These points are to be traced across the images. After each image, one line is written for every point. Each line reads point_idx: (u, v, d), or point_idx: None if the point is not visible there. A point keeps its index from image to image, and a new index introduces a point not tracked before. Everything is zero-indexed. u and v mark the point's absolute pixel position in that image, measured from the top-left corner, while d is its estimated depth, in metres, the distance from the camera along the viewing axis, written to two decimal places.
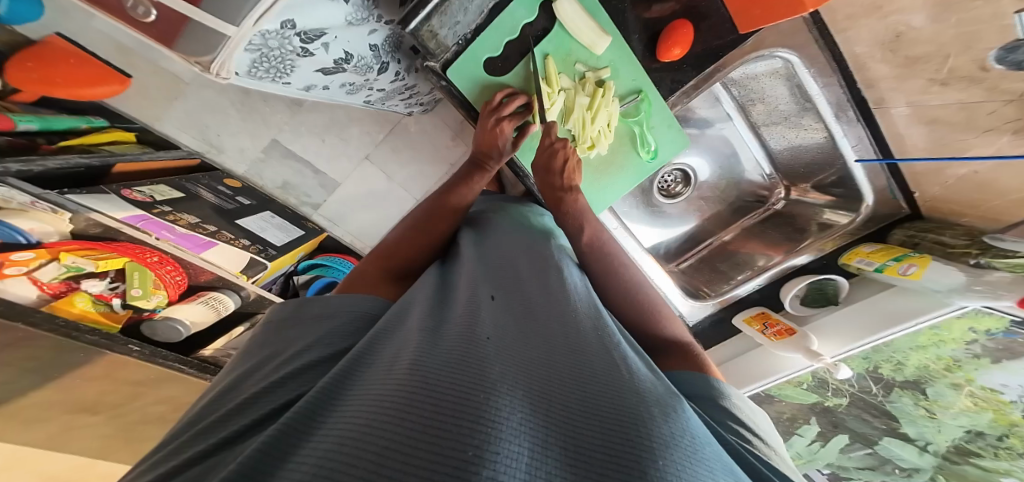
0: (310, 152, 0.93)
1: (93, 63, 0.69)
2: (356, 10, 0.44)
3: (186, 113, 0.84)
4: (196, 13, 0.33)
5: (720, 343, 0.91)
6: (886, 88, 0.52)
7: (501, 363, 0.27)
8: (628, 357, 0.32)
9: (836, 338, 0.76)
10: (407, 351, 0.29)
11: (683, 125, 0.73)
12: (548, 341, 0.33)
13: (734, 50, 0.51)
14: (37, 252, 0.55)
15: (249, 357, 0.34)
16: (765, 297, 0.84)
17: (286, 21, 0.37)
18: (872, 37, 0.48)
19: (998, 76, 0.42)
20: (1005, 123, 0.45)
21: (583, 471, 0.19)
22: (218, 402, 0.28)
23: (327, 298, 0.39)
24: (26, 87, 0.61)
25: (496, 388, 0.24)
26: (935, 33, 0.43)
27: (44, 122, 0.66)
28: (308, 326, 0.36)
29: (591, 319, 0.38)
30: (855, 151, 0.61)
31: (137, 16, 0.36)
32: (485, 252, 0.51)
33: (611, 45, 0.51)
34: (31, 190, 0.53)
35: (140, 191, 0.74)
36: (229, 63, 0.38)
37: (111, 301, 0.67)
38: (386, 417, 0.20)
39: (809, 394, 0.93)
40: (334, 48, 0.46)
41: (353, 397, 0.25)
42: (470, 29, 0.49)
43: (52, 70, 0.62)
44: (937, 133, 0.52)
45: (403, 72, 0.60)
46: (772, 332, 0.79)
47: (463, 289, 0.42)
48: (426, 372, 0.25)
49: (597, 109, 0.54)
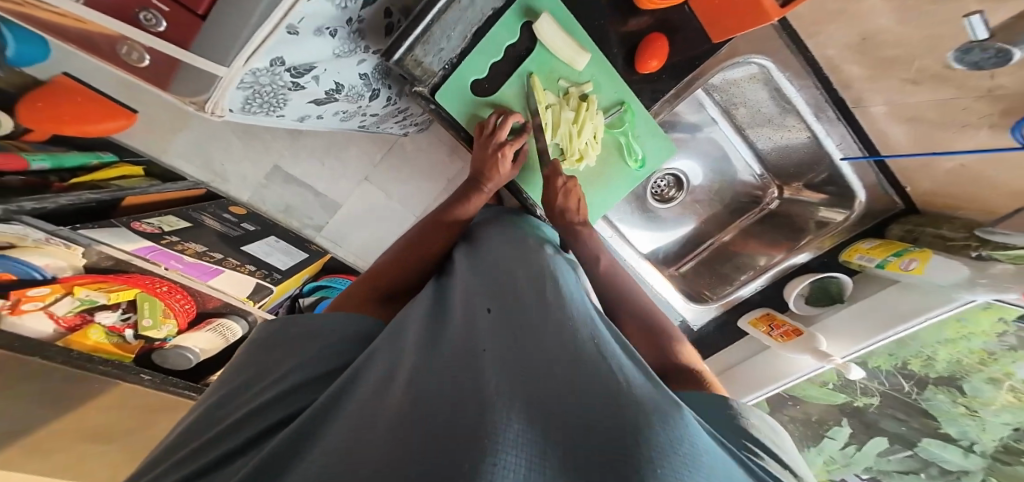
0: (311, 177, 0.96)
1: (106, 103, 0.75)
2: (343, 43, 0.45)
3: (188, 141, 0.87)
4: (186, 56, 0.35)
5: (727, 347, 0.89)
6: (864, 88, 0.52)
7: (494, 374, 0.28)
8: (625, 362, 0.32)
9: (842, 338, 0.75)
10: (401, 371, 0.30)
11: (671, 130, 0.74)
12: (543, 347, 0.33)
13: (711, 59, 0.52)
14: (51, 287, 0.58)
15: (231, 378, 0.34)
16: (768, 298, 0.83)
17: (277, 59, 0.39)
18: (841, 40, 0.48)
19: (962, 74, 0.40)
20: (979, 118, 0.42)
21: (579, 472, 0.19)
22: (202, 425, 0.29)
23: (312, 314, 0.40)
24: (38, 126, 0.69)
25: (484, 398, 0.24)
26: (903, 35, 0.42)
27: (55, 160, 0.71)
28: (295, 345, 0.36)
29: (588, 324, 0.38)
30: (840, 149, 0.61)
31: (132, 61, 0.37)
32: (480, 265, 0.52)
33: (592, 62, 0.52)
34: (45, 227, 0.58)
35: (149, 223, 0.78)
36: (223, 101, 0.41)
37: (123, 333, 0.70)
38: (380, 439, 0.21)
39: (837, 393, 0.89)
40: (324, 80, 0.48)
41: (349, 415, 0.26)
42: (455, 54, 0.50)
43: (58, 108, 0.69)
44: (915, 131, 0.51)
45: (395, 97, 0.63)
46: (779, 333, 0.78)
47: (459, 306, 0.43)
48: (421, 394, 0.25)
49: (582, 122, 0.54)
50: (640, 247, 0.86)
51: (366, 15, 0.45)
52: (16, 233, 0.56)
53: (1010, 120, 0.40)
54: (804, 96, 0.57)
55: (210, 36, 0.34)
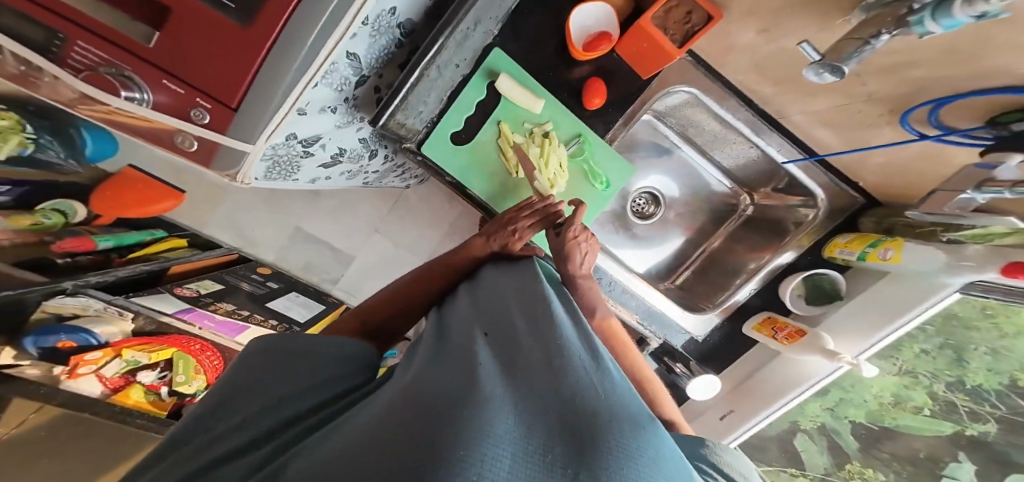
0: (326, 232, 1.09)
1: (159, 186, 0.96)
2: (343, 117, 0.57)
3: (225, 215, 1.05)
4: (222, 138, 0.45)
5: (744, 354, 0.86)
6: (778, 102, 0.55)
7: (486, 379, 0.27)
8: (620, 373, 0.31)
9: (849, 335, 0.72)
10: (398, 385, 0.30)
11: (633, 154, 0.80)
12: (535, 357, 0.31)
13: (648, 91, 0.61)
14: (104, 351, 0.68)
15: (209, 402, 0.32)
16: (768, 302, 0.82)
17: (290, 136, 0.51)
18: (746, 68, 0.53)
19: (840, 84, 0.43)
20: (878, 115, 0.43)
21: (563, 456, 0.18)
22: (181, 442, 0.28)
23: (307, 337, 0.37)
24: (104, 211, 0.91)
25: (470, 392, 0.23)
26: (779, 57, 0.46)
27: (117, 240, 0.87)
28: (290, 366, 0.35)
29: (585, 336, 0.37)
30: (781, 154, 0.65)
31: (185, 147, 0.49)
32: (479, 283, 0.52)
33: (547, 105, 0.60)
34: (104, 298, 0.72)
35: (189, 287, 0.87)
36: (250, 171, 0.51)
37: (159, 390, 0.75)
38: (368, 435, 0.20)
39: (941, 422, 0.75)
40: (329, 146, 0.60)
41: (344, 426, 0.25)
42: (434, 114, 0.60)
43: (121, 196, 0.92)
44: (824, 140, 0.55)
45: (391, 156, 0.73)
46: (784, 335, 0.76)
47: (455, 326, 0.42)
48: (414, 395, 0.25)
49: (547, 156, 0.60)
50: (638, 266, 0.89)
51: (358, 93, 0.55)
52: (81, 305, 0.70)
53: (898, 117, 0.42)
54: (731, 114, 0.61)
55: (238, 122, 0.44)
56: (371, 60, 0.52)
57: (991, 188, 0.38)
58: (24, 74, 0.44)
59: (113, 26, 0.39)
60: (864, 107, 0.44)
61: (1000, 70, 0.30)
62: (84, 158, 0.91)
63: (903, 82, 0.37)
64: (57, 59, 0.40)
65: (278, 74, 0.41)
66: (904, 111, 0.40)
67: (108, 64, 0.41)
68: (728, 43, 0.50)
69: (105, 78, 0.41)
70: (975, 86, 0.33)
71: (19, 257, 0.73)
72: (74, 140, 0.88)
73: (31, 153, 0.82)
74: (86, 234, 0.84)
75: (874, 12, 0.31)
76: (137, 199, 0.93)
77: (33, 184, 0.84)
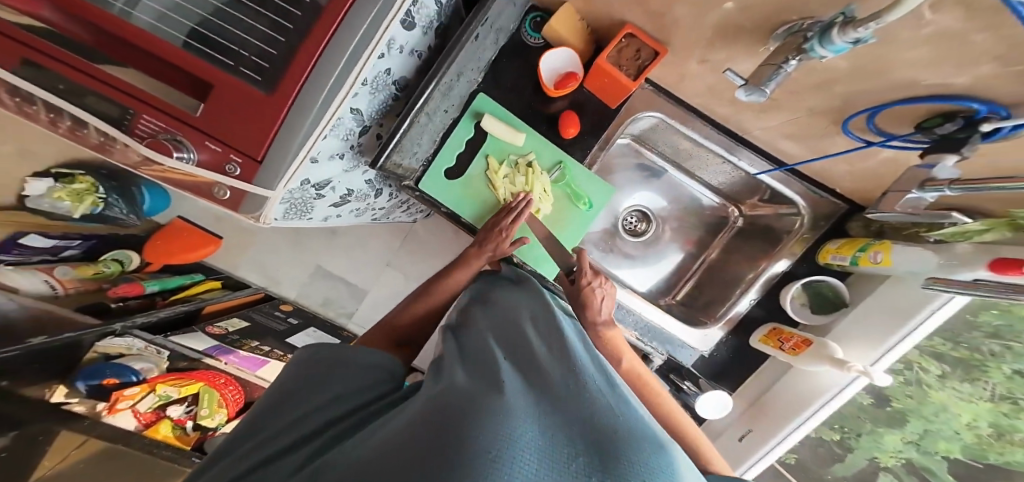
0: (342, 268, 1.17)
1: (200, 233, 1.10)
2: (350, 162, 0.65)
3: (253, 257, 1.15)
4: (250, 188, 0.53)
5: (760, 368, 0.80)
6: (735, 118, 0.59)
7: (513, 394, 0.30)
8: (629, 399, 0.33)
9: (859, 342, 0.65)
10: (425, 392, 0.33)
11: (613, 177, 0.84)
12: (557, 381, 0.34)
13: (619, 117, 0.67)
14: (141, 386, 0.75)
15: (262, 410, 0.37)
16: (770, 312, 0.78)
17: (304, 181, 0.59)
18: (701, 91, 0.59)
19: (777, 100, 0.47)
20: (815, 123, 0.48)
21: (578, 472, 0.21)
22: (235, 440, 0.34)
23: (347, 351, 0.42)
24: (155, 258, 1.06)
25: (496, 401, 0.27)
26: (719, 81, 0.52)
27: (162, 284, 1.01)
28: (327, 380, 0.39)
29: (595, 362, 0.40)
30: (752, 166, 0.67)
31: (220, 197, 0.57)
32: (490, 296, 0.57)
33: (528, 137, 0.67)
34: (146, 337, 0.81)
35: (219, 325, 0.95)
36: (270, 213, 0.59)
37: (186, 424, 0.80)
38: (406, 436, 0.24)
39: None
40: (339, 188, 0.68)
41: (380, 429, 0.29)
42: (428, 154, 0.67)
43: (168, 246, 1.06)
44: (791, 151, 0.58)
45: (394, 194, 0.82)
46: (790, 345, 0.71)
47: (473, 337, 0.45)
48: (444, 402, 0.28)
49: (531, 183, 0.66)
50: (640, 285, 0.89)
51: (362, 141, 0.64)
52: (125, 344, 0.79)
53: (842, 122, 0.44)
54: (702, 135, 0.66)
55: (262, 174, 0.53)
56: (372, 113, 0.61)
57: (933, 188, 0.39)
58: (102, 144, 0.56)
59: (165, 99, 0.51)
60: (811, 119, 0.47)
61: (906, 82, 0.34)
62: (142, 212, 1.04)
63: (834, 96, 0.41)
64: (129, 130, 0.52)
65: (295, 129, 0.50)
66: (844, 120, 0.44)
67: (167, 131, 0.51)
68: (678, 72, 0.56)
69: (163, 143, 0.51)
70: (891, 97, 0.37)
71: (79, 302, 0.89)
72: (134, 197, 1.02)
73: (100, 211, 0.95)
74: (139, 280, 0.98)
75: (788, 37, 0.36)
76: (182, 247, 1.07)
77: (99, 238, 1.01)
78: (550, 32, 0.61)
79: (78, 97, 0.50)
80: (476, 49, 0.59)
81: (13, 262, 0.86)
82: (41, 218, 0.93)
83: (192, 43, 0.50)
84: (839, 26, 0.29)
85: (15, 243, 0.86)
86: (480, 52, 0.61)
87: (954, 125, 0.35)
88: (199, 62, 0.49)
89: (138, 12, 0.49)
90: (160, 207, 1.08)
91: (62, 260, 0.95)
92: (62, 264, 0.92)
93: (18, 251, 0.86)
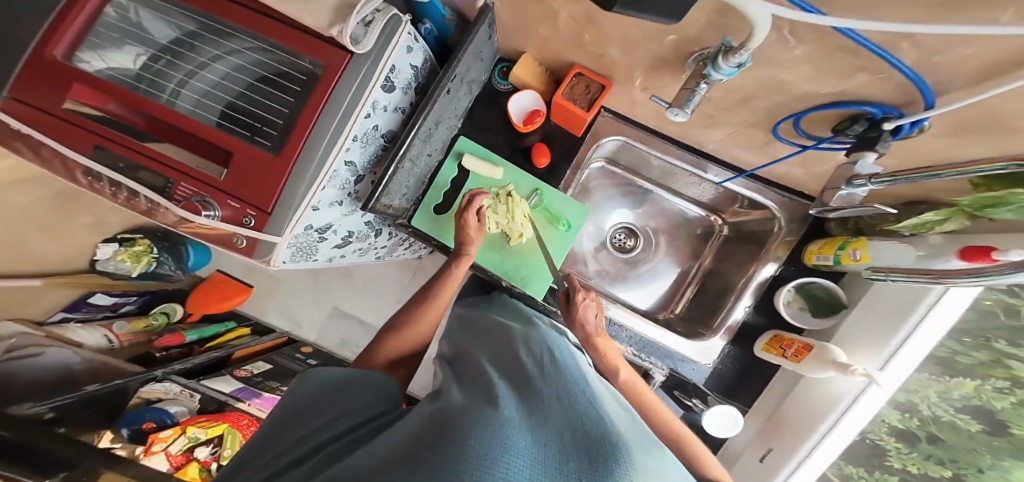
0: (356, 307, 1.23)
1: (234, 283, 1.21)
2: (348, 207, 0.73)
3: (277, 301, 1.24)
4: (261, 236, 0.60)
5: (769, 385, 0.70)
6: (692, 133, 0.63)
7: (507, 405, 0.33)
8: (613, 414, 0.36)
9: (865, 344, 0.56)
10: (422, 407, 0.36)
11: (588, 198, 0.86)
12: (547, 393, 0.37)
13: (586, 146, 0.73)
14: (173, 429, 0.81)
15: (272, 434, 0.40)
16: (770, 319, 0.71)
17: (308, 226, 0.66)
18: (656, 112, 0.64)
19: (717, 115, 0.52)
20: (755, 123, 0.52)
21: None
22: (251, 458, 0.38)
23: (351, 374, 0.45)
24: (195, 309, 1.18)
25: (489, 414, 0.30)
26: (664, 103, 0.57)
27: (199, 333, 1.11)
28: (328, 401, 0.42)
29: (582, 377, 0.43)
30: (715, 175, 0.70)
31: (240, 246, 0.64)
32: (483, 318, 0.60)
33: (506, 171, 0.73)
34: (179, 381, 0.89)
35: (245, 368, 1.01)
36: (277, 256, 0.65)
37: (212, 466, 0.84)
38: (408, 452, 0.27)
39: None
40: (340, 231, 0.76)
41: (382, 443, 0.32)
42: (416, 193, 0.75)
43: (207, 296, 1.19)
44: (746, 158, 0.64)
45: (392, 232, 0.92)
46: (792, 352, 0.62)
47: (469, 359, 0.47)
48: (441, 416, 0.31)
49: (511, 210, 0.70)
50: (640, 303, 0.85)
51: (359, 188, 0.73)
52: (163, 389, 0.87)
53: (777, 118, 0.49)
54: (661, 151, 0.71)
55: (271, 223, 0.60)
56: (365, 164, 0.70)
57: (859, 183, 0.43)
58: (149, 209, 0.66)
59: (200, 169, 0.62)
60: (750, 132, 0.55)
61: (807, 94, 0.42)
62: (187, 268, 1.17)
63: (763, 106, 0.47)
64: (167, 195, 0.62)
65: (300, 183, 0.58)
66: (775, 127, 0.51)
67: (199, 194, 0.61)
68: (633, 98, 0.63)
69: (194, 203, 0.61)
70: (811, 98, 0.42)
71: (131, 353, 1.03)
72: (181, 254, 1.15)
73: (153, 269, 1.08)
74: (181, 330, 1.10)
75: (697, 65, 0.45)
76: (219, 297, 1.19)
77: (152, 293, 1.15)
78: (515, 79, 0.70)
79: (133, 171, 0.62)
80: (451, 101, 0.67)
81: (79, 318, 1.01)
82: (106, 278, 1.04)
83: (220, 122, 0.62)
84: (722, 54, 0.37)
85: (85, 302, 1.00)
86: (456, 103, 0.69)
87: (862, 126, 0.41)
88: (226, 138, 0.60)
89: (180, 101, 0.62)
90: (201, 262, 1.20)
91: (121, 315, 1.10)
92: (121, 320, 1.06)
93: (86, 309, 1.01)
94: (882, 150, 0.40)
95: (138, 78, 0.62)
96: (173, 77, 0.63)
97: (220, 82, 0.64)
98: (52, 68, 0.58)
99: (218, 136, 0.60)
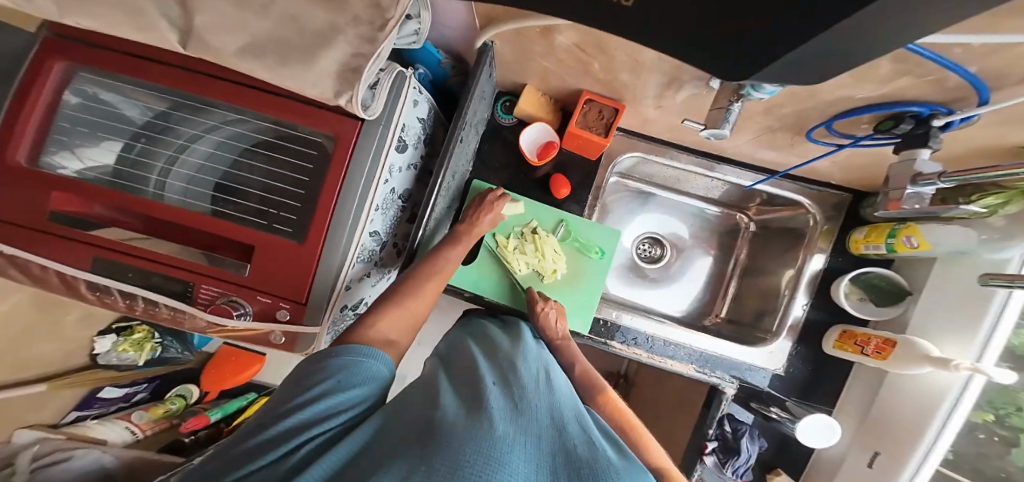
0: None
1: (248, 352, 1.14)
2: (375, 275, 0.71)
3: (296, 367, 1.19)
4: (301, 328, 0.58)
5: (845, 389, 0.70)
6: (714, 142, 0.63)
7: (499, 413, 0.38)
8: (595, 434, 0.40)
9: (942, 338, 0.55)
10: (420, 407, 0.39)
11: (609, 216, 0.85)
12: (535, 407, 0.41)
13: (601, 169, 0.74)
14: None
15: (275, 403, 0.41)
16: (832, 313, 0.71)
17: (343, 306, 0.64)
18: (668, 126, 0.64)
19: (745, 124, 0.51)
20: (784, 129, 0.52)
21: None
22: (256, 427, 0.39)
23: (356, 354, 0.45)
24: (209, 385, 1.11)
25: (485, 433, 0.34)
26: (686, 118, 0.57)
27: (224, 409, 1.06)
28: (335, 382, 0.42)
29: (569, 395, 0.46)
30: (743, 179, 0.72)
31: (277, 341, 0.62)
32: (476, 324, 0.63)
33: (526, 208, 0.72)
34: None
35: None
36: (320, 344, 0.63)
37: None
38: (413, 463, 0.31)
39: None
40: (371, 300, 0.74)
41: (383, 442, 0.35)
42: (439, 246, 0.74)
43: (220, 368, 1.12)
44: (771, 158, 0.64)
45: None
46: (873, 349, 0.61)
47: (461, 354, 0.52)
48: (439, 424, 0.35)
49: (541, 248, 0.69)
50: (674, 309, 0.82)
51: (383, 255, 0.70)
52: None
53: (805, 126, 0.50)
54: (680, 161, 0.72)
55: (311, 314, 0.58)
56: (387, 230, 0.68)
57: (925, 181, 0.43)
58: (173, 317, 0.62)
59: (220, 268, 0.59)
60: (774, 134, 0.55)
61: (841, 99, 0.41)
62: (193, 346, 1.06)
63: (787, 111, 0.47)
64: (192, 301, 0.59)
65: (328, 266, 0.56)
66: (806, 131, 0.50)
67: (224, 294, 0.58)
68: (646, 115, 0.63)
69: (222, 305, 0.58)
70: (851, 102, 0.41)
71: (159, 442, 0.98)
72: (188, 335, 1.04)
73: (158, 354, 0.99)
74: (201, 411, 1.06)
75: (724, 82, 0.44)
76: (233, 369, 1.12)
77: (162, 377, 1.09)
78: (520, 112, 0.69)
79: (149, 280, 0.59)
80: (463, 148, 0.65)
81: (93, 415, 0.97)
82: (112, 371, 0.97)
83: (223, 211, 0.59)
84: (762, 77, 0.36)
85: (96, 398, 0.96)
86: (467, 148, 0.67)
87: (907, 124, 0.41)
88: (241, 230, 0.57)
89: (167, 192, 0.59)
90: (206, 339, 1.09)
91: (135, 404, 1.04)
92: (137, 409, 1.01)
93: (99, 404, 0.98)
94: (936, 145, 0.41)
95: (116, 173, 0.59)
96: (153, 165, 0.59)
97: (204, 164, 0.60)
98: (23, 176, 0.55)
99: (236, 231, 0.57)
